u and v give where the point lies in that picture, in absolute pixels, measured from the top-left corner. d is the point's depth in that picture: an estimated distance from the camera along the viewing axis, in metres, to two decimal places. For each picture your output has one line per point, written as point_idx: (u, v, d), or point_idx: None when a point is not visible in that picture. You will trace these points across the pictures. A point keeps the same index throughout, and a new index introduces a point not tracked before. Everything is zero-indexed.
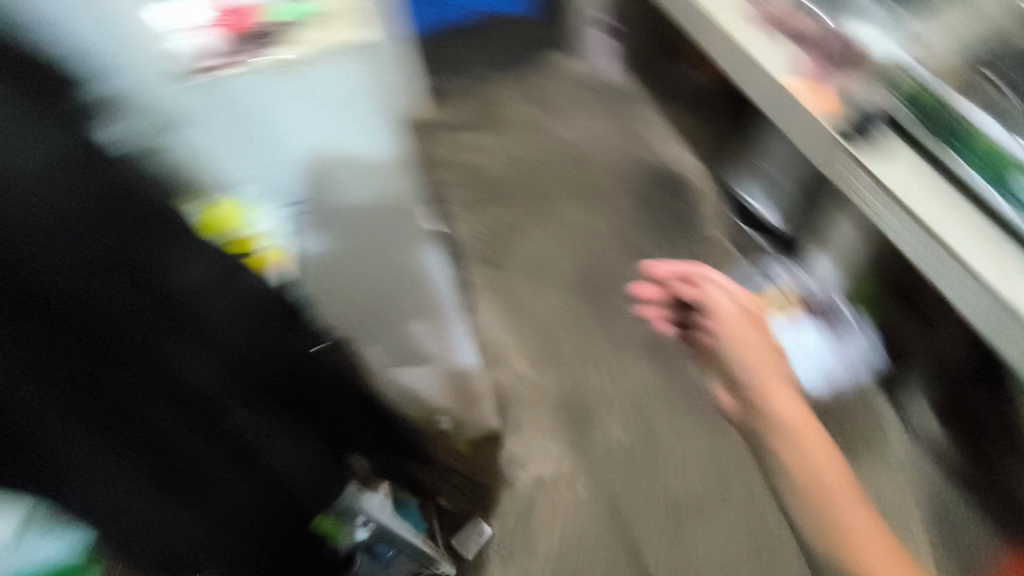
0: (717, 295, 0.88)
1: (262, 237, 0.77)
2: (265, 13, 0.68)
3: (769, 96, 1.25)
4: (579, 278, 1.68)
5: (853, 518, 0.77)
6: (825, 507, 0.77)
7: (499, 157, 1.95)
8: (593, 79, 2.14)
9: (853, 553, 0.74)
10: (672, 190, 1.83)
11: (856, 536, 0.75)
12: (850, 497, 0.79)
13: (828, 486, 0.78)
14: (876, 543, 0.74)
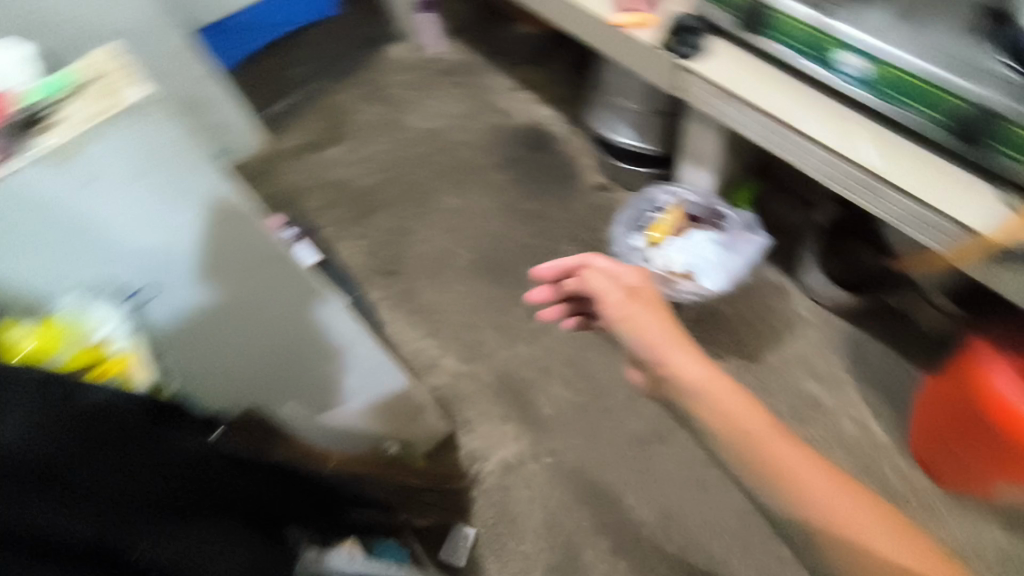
0: (599, 282, 0.89)
1: (108, 344, 0.59)
2: (19, 104, 0.56)
3: (588, 28, 1.21)
4: (480, 260, 1.67)
5: (786, 455, 0.68)
6: (753, 454, 0.69)
7: (367, 169, 1.91)
8: (430, 61, 2.11)
9: (795, 492, 0.66)
10: (540, 146, 1.84)
11: (793, 473, 0.67)
12: (777, 432, 0.71)
13: (749, 430, 0.71)
14: (812, 474, 0.67)
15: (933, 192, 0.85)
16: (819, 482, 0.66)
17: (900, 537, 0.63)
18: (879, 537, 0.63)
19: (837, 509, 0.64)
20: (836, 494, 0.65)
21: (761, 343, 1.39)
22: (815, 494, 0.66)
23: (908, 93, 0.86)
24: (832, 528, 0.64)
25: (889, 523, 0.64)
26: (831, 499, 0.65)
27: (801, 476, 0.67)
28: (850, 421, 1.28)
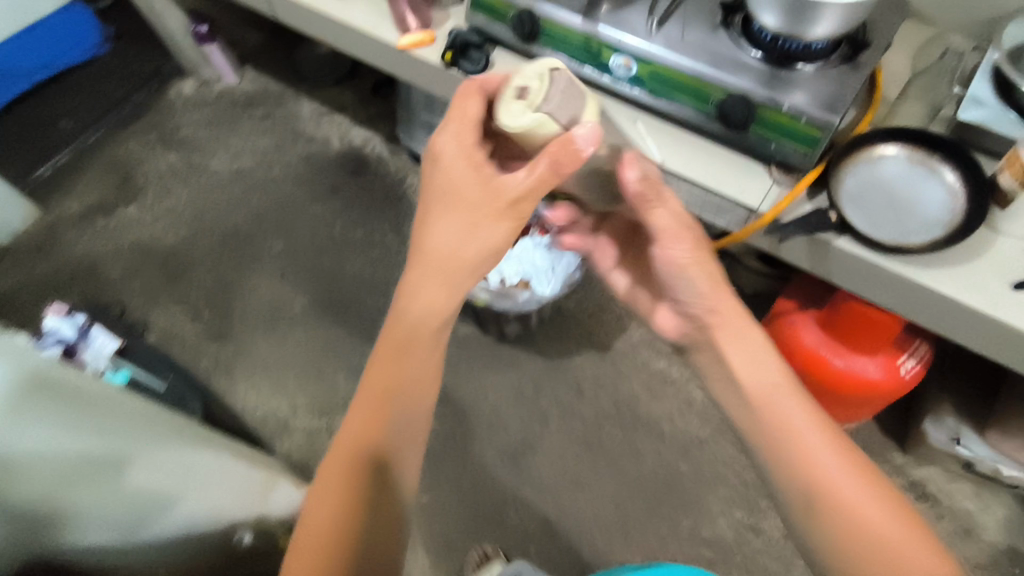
0: (663, 220, 0.76)
1: None
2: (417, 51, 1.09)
3: (370, 52, 1.16)
4: (314, 302, 1.56)
5: (796, 420, 0.71)
6: (764, 412, 0.72)
7: (171, 224, 1.71)
8: (221, 94, 1.93)
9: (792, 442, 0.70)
10: (359, 169, 1.75)
11: (799, 438, 0.70)
12: (797, 395, 0.73)
13: (768, 391, 0.73)
14: (822, 440, 0.69)
15: (714, 176, 0.91)
16: (823, 451, 0.68)
17: (898, 512, 0.64)
18: (875, 518, 0.64)
19: (838, 480, 0.67)
20: (841, 463, 0.68)
21: (607, 332, 1.45)
22: (817, 462, 0.68)
23: (677, 88, 0.92)
24: (816, 485, 0.67)
25: (886, 498, 0.65)
26: (833, 470, 0.67)
27: (808, 442, 0.69)
28: (697, 387, 1.37)
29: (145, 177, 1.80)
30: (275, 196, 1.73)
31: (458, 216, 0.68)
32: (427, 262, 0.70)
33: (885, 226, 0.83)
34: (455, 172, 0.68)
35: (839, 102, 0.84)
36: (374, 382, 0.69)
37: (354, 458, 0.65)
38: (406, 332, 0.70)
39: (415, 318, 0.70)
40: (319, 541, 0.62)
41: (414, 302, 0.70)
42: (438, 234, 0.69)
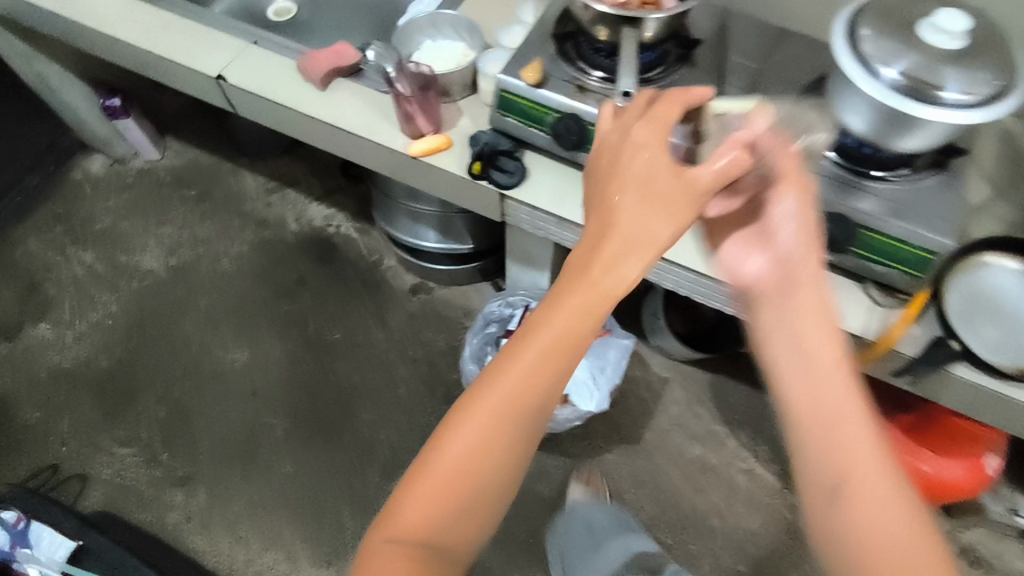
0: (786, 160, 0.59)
1: None
2: (435, 159, 0.91)
3: (368, 156, 0.97)
4: (299, 422, 1.34)
5: (854, 461, 0.49)
6: (807, 437, 0.51)
7: (101, 342, 1.43)
8: (141, 173, 1.65)
9: (828, 422, 0.51)
10: (325, 254, 1.54)
11: (849, 490, 0.49)
12: (867, 434, 0.50)
13: (821, 411, 0.51)
14: (878, 511, 0.48)
15: None
16: (873, 522, 0.48)
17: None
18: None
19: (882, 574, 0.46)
20: (903, 553, 0.46)
21: (635, 421, 1.34)
22: (859, 535, 0.48)
23: None
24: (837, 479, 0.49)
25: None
26: (883, 552, 0.47)
27: (856, 502, 0.48)
28: (738, 473, 1.30)
29: (56, 286, 1.50)
30: (229, 295, 1.48)
31: (660, 208, 0.53)
32: (628, 233, 0.52)
33: (1007, 348, 0.76)
34: (642, 159, 0.54)
35: (948, 222, 0.76)
36: (547, 337, 0.51)
37: (507, 410, 0.51)
38: (595, 299, 0.51)
39: (607, 279, 0.52)
40: (447, 492, 0.51)
41: (611, 264, 0.52)
42: (641, 209, 0.53)
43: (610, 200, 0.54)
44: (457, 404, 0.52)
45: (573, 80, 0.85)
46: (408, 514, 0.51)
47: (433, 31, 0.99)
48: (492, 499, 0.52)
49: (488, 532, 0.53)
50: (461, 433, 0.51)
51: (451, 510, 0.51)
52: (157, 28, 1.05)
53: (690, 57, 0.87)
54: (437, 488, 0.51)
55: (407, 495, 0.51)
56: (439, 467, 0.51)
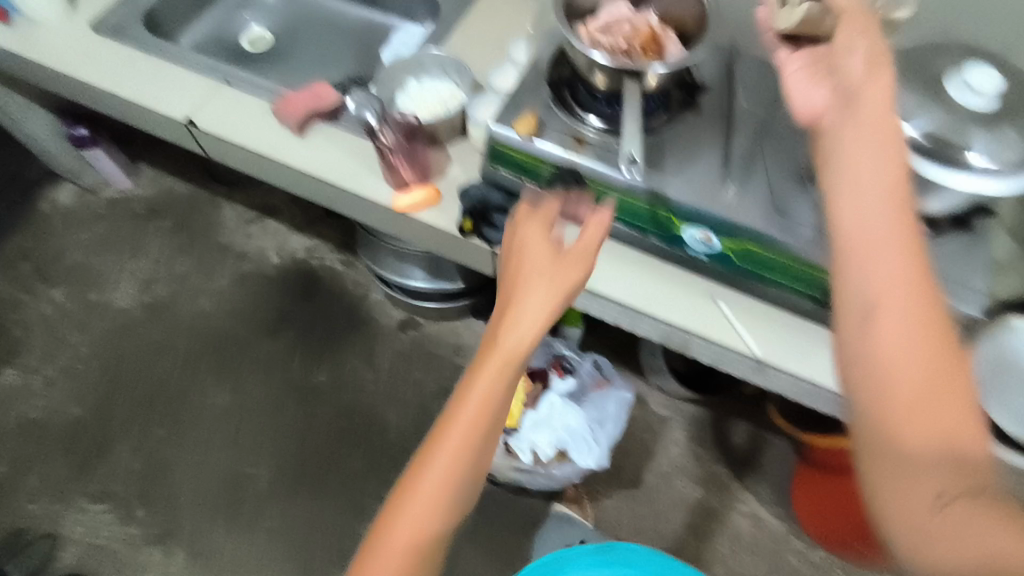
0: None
1: None
2: (423, 213, 0.85)
3: (349, 207, 0.91)
4: (282, 472, 1.28)
5: (893, 290, 0.46)
6: (857, 258, 0.48)
7: (72, 388, 1.36)
8: (113, 204, 1.57)
9: (873, 254, 0.47)
10: (308, 288, 1.47)
11: (890, 322, 0.46)
12: (910, 261, 0.47)
13: (872, 238, 0.48)
14: (917, 338, 0.46)
15: (819, 369, 0.76)
16: (905, 354, 0.45)
17: (955, 494, 0.43)
18: (924, 473, 0.43)
19: (904, 401, 0.45)
20: (931, 379, 0.45)
21: (634, 464, 1.29)
22: (893, 360, 0.45)
23: (770, 270, 0.75)
24: (874, 304, 0.46)
25: (947, 470, 0.43)
26: (906, 385, 0.45)
27: (891, 321, 0.46)
28: (742, 517, 1.25)
29: (24, 327, 1.42)
30: (207, 334, 1.41)
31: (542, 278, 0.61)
32: (530, 316, 0.60)
33: None
34: (533, 240, 0.64)
35: (967, 287, 0.71)
36: (479, 391, 0.59)
37: (462, 450, 0.59)
38: (501, 362, 0.59)
39: (509, 343, 0.59)
40: (424, 523, 0.58)
41: (512, 333, 0.59)
42: (536, 296, 0.60)
43: (511, 277, 0.62)
44: (424, 444, 0.60)
45: (569, 130, 0.79)
46: (391, 538, 0.58)
47: (418, 72, 0.93)
48: (457, 504, 0.59)
49: (457, 529, 0.61)
50: (430, 476, 0.58)
51: (429, 530, 0.58)
52: (121, 68, 0.98)
53: (694, 102, 0.81)
54: (420, 513, 0.58)
55: (394, 526, 0.59)
56: (415, 499, 0.58)
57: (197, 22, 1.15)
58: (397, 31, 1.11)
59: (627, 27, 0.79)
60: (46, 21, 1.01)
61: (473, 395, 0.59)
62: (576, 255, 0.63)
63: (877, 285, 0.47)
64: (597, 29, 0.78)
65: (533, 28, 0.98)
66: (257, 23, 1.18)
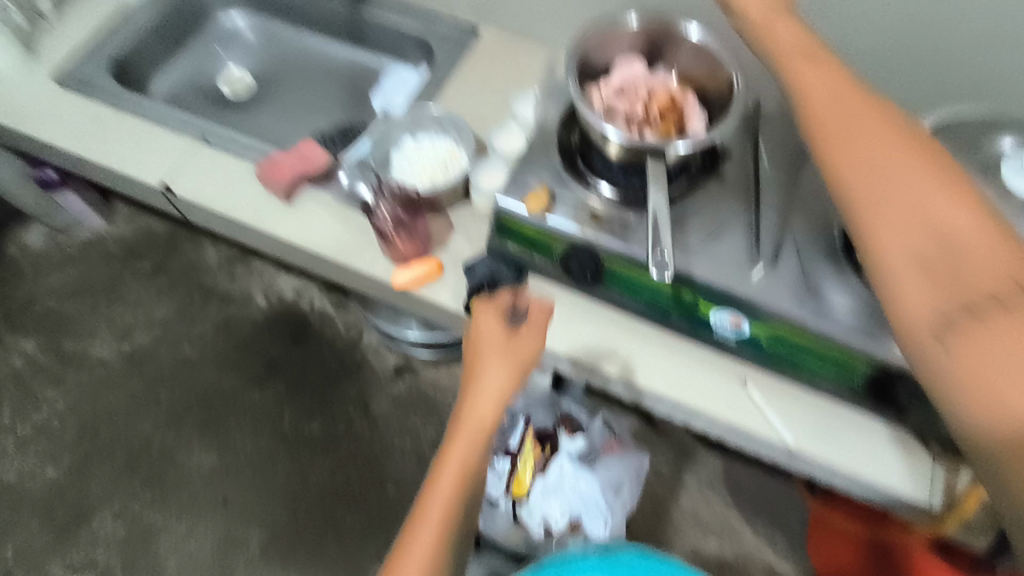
0: None
1: None
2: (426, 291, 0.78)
3: (344, 278, 0.83)
4: (276, 535, 1.21)
5: (862, 147, 0.53)
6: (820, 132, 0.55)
7: (47, 447, 1.28)
8: (87, 245, 1.48)
9: (836, 148, 0.54)
10: (298, 332, 1.39)
11: (861, 172, 0.53)
12: (880, 141, 0.53)
13: (829, 111, 0.56)
14: (888, 175, 0.52)
15: (859, 461, 0.70)
16: (897, 217, 0.51)
17: (943, 294, 0.48)
18: (922, 291, 0.49)
19: (890, 233, 0.51)
20: (913, 202, 0.50)
21: (645, 516, 1.24)
22: (875, 204, 0.52)
23: (804, 355, 0.70)
24: (851, 189, 0.53)
25: (926, 270, 0.49)
26: (899, 238, 0.50)
27: (860, 167, 0.53)
28: (758, 570, 1.20)
29: None
30: (191, 384, 1.33)
31: (499, 362, 0.64)
32: (493, 390, 0.64)
33: None
34: (488, 320, 0.67)
35: None
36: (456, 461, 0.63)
37: (444, 521, 0.62)
38: (472, 433, 0.63)
39: (477, 415, 0.64)
40: None
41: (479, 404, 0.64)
42: (496, 369, 0.64)
43: (472, 356, 0.66)
44: (410, 520, 0.64)
45: (582, 205, 0.72)
46: None
47: (412, 132, 0.87)
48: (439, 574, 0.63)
49: None
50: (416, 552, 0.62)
51: None
52: (89, 126, 0.89)
53: (716, 168, 0.75)
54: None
55: None
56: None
57: (171, 65, 1.07)
58: (389, 72, 1.04)
59: (644, 89, 0.72)
60: (2, 72, 0.92)
61: (450, 465, 0.63)
62: (528, 332, 0.66)
63: (847, 174, 0.54)
64: (611, 92, 0.72)
65: (534, 77, 0.92)
66: (236, 63, 1.10)
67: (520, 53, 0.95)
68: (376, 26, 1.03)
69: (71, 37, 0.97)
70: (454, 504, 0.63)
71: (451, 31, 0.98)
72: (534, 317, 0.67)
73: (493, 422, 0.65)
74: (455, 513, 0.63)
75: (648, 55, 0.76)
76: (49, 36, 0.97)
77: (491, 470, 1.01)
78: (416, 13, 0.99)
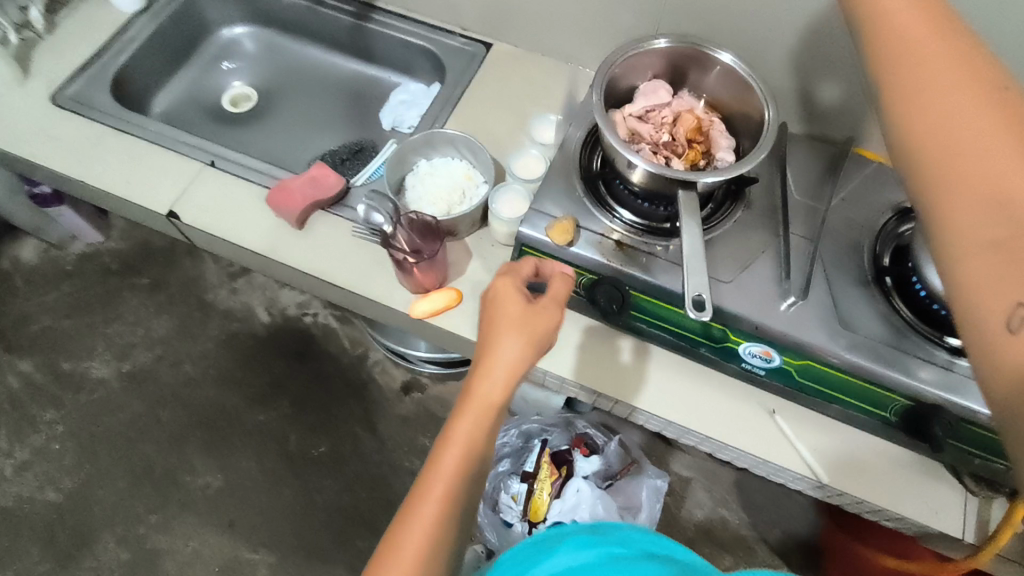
0: None
1: None
2: (445, 321, 0.76)
3: (359, 307, 0.81)
4: (284, 559, 1.19)
5: (943, 108, 0.43)
6: (893, 89, 0.46)
7: (45, 472, 1.24)
8: (83, 261, 1.44)
9: (908, 101, 0.45)
10: (302, 348, 1.37)
11: (937, 137, 0.43)
12: (960, 95, 0.43)
13: (904, 62, 0.46)
14: (974, 139, 0.41)
15: (896, 497, 0.69)
16: (969, 184, 0.40)
17: (1010, 280, 0.37)
18: (1002, 285, 0.38)
19: (964, 212, 0.40)
20: (998, 174, 0.39)
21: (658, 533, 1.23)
22: (951, 176, 0.41)
23: (835, 387, 0.69)
24: (919, 148, 0.44)
25: (1012, 260, 0.38)
26: (969, 204, 0.40)
27: (933, 126, 0.43)
28: None
29: None
30: (193, 404, 1.30)
31: (515, 331, 0.55)
32: (506, 365, 0.54)
33: None
34: (505, 289, 0.58)
35: None
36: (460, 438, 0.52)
37: (445, 509, 0.51)
38: (479, 409, 0.53)
39: (484, 387, 0.54)
40: None
41: (489, 377, 0.54)
42: (510, 340, 0.55)
43: (485, 327, 0.57)
44: (403, 506, 0.52)
45: (607, 233, 0.71)
46: None
47: (428, 156, 0.85)
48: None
49: None
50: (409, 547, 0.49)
51: None
52: (90, 149, 0.86)
53: (741, 194, 0.74)
54: None
55: None
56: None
57: (171, 81, 1.04)
58: (397, 88, 1.02)
59: (669, 116, 0.71)
60: None
61: (454, 443, 0.52)
62: (547, 305, 0.58)
63: (917, 129, 0.44)
64: (636, 119, 0.70)
65: (549, 97, 0.90)
66: (239, 80, 1.08)
67: (534, 72, 0.93)
68: (383, 41, 1.00)
69: (67, 54, 0.93)
70: (459, 483, 0.52)
71: (462, 47, 0.96)
72: (555, 288, 0.59)
73: (505, 401, 0.55)
74: (458, 498, 0.51)
75: (671, 79, 0.74)
76: (44, 53, 0.93)
77: (506, 491, 1.02)
78: (425, 28, 0.97)
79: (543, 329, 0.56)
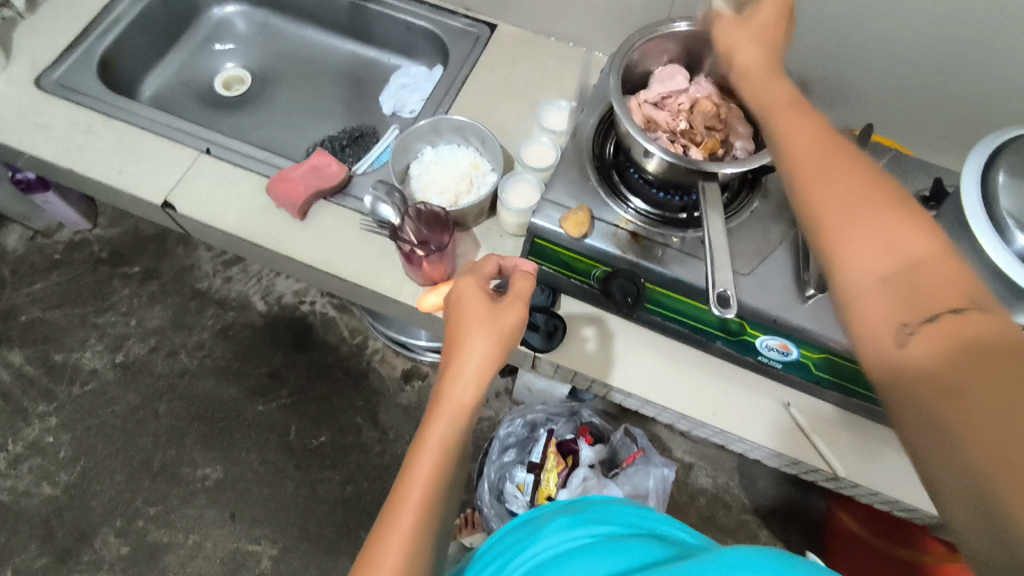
0: None
1: None
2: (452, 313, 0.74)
3: (366, 298, 0.79)
4: (288, 551, 1.18)
5: (819, 169, 0.45)
6: (788, 144, 0.48)
7: (39, 466, 1.22)
8: (72, 250, 1.40)
9: (792, 161, 0.47)
10: (300, 338, 1.35)
11: (821, 187, 0.44)
12: (838, 157, 0.45)
13: (793, 128, 0.48)
14: (849, 194, 0.43)
15: (912, 490, 0.69)
16: (849, 234, 0.41)
17: (900, 309, 0.38)
18: (890, 314, 0.38)
19: (849, 256, 0.41)
20: (873, 229, 0.41)
21: None
22: (834, 227, 0.42)
23: (854, 381, 0.68)
24: (804, 201, 0.45)
25: (891, 298, 0.39)
26: (851, 252, 0.41)
27: (818, 181, 0.44)
28: None
29: None
30: (189, 396, 1.28)
31: (482, 331, 0.53)
32: (477, 364, 0.52)
33: None
34: (469, 290, 0.56)
35: None
36: (432, 444, 0.50)
37: (424, 513, 0.48)
38: (450, 412, 0.51)
39: (455, 391, 0.51)
40: None
41: (458, 380, 0.52)
42: (479, 340, 0.53)
43: (451, 329, 0.56)
44: (381, 514, 0.49)
45: (622, 225, 0.68)
46: None
47: (432, 143, 0.82)
48: None
49: None
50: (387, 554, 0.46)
51: None
52: (79, 136, 0.82)
53: (757, 184, 0.73)
54: None
55: None
56: None
57: (160, 63, 1.00)
58: (397, 71, 0.98)
59: (686, 102, 0.69)
60: None
61: (428, 447, 0.50)
62: (511, 302, 0.56)
63: (803, 183, 0.45)
64: (653, 106, 0.68)
65: (558, 83, 0.87)
66: (233, 60, 1.03)
67: (541, 55, 0.90)
68: (383, 21, 0.96)
69: (51, 34, 0.89)
70: (437, 482, 0.49)
71: (466, 29, 0.92)
72: (520, 284, 0.57)
73: (475, 404, 0.53)
74: (440, 497, 0.49)
75: (687, 64, 0.72)
76: (26, 33, 0.88)
77: (512, 481, 1.03)
78: (427, 7, 0.93)
79: (510, 326, 0.54)
